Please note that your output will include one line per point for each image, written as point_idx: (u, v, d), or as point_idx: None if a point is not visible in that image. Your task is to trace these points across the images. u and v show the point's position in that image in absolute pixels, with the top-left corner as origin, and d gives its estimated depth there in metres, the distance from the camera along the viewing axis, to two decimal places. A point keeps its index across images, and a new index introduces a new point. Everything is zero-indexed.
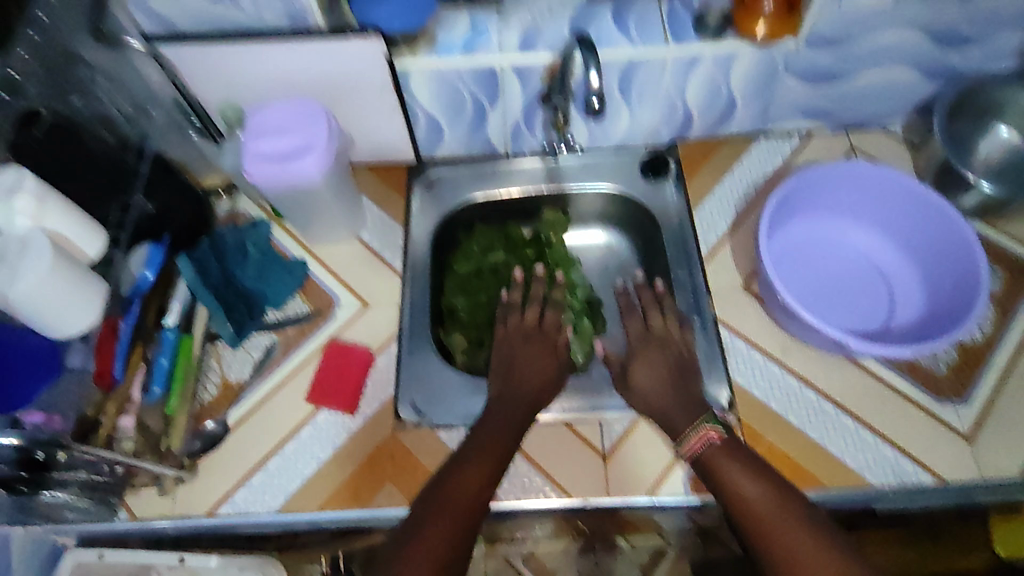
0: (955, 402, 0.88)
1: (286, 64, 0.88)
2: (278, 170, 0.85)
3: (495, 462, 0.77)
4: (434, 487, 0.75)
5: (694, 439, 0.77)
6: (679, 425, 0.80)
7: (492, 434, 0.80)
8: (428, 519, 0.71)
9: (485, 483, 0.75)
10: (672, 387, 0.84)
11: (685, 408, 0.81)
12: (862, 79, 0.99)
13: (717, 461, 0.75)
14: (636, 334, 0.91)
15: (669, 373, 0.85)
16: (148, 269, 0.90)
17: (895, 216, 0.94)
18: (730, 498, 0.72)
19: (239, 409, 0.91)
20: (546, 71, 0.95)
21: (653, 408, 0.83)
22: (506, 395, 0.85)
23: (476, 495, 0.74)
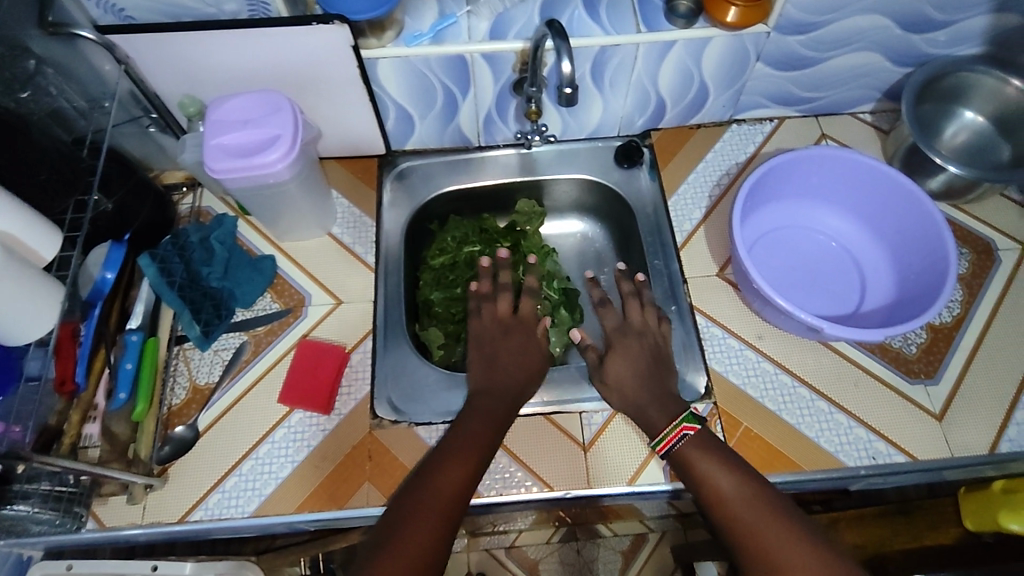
0: (925, 382, 0.90)
1: (248, 54, 0.85)
2: (243, 163, 0.82)
3: (478, 460, 0.77)
4: (414, 487, 0.74)
5: (672, 436, 0.78)
6: (658, 423, 0.81)
7: (474, 431, 0.80)
8: (409, 519, 0.70)
9: (468, 480, 0.75)
10: (648, 381, 0.85)
11: (661, 403, 0.82)
12: (831, 64, 1.00)
13: (692, 456, 0.76)
14: (613, 328, 0.93)
15: (645, 367, 0.86)
16: (108, 269, 0.86)
17: (866, 201, 0.95)
18: (707, 493, 0.73)
19: (211, 411, 0.89)
20: (518, 59, 0.93)
21: (628, 404, 0.84)
22: (488, 391, 0.86)
23: (458, 494, 0.73)
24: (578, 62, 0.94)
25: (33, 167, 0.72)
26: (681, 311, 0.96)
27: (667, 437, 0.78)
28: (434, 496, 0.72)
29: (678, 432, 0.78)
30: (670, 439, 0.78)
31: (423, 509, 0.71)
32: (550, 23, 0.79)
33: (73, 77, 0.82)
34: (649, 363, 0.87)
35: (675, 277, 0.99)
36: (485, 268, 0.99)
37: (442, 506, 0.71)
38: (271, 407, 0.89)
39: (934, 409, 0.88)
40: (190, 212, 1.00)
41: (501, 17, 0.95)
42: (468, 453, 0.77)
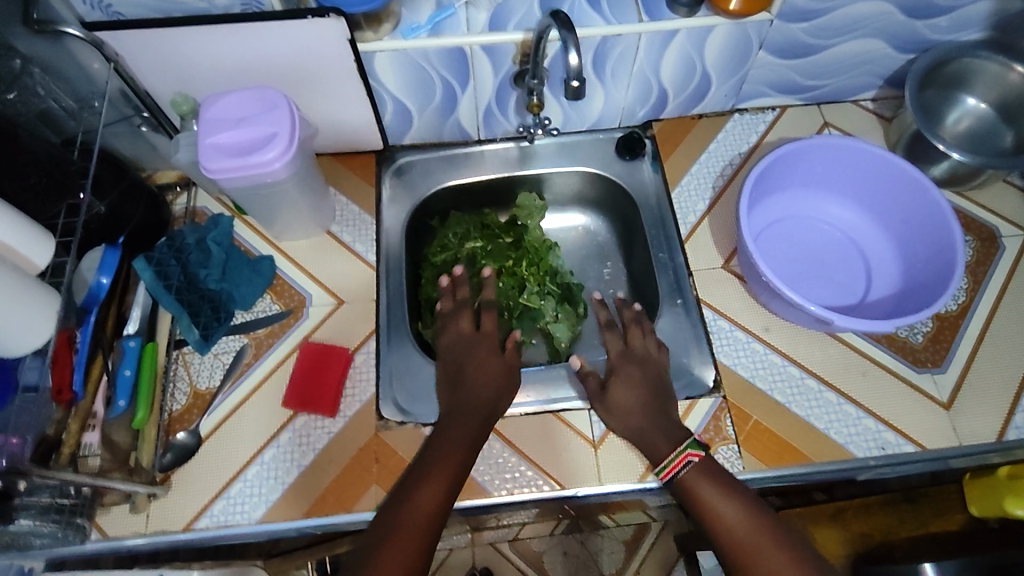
0: (932, 371, 0.89)
1: (241, 49, 0.82)
2: (238, 163, 0.79)
3: (449, 483, 0.74)
4: (386, 518, 0.71)
5: (677, 462, 0.77)
6: (661, 451, 0.79)
7: (446, 453, 0.77)
8: (378, 553, 0.67)
9: (439, 506, 0.72)
10: (650, 409, 0.83)
11: (665, 430, 0.81)
12: (834, 52, 0.99)
13: (695, 484, 0.75)
14: (616, 353, 0.91)
15: (646, 392, 0.85)
16: (103, 274, 0.84)
17: (870, 189, 0.94)
18: (710, 522, 0.72)
19: (212, 416, 0.87)
20: (518, 50, 0.91)
21: (629, 429, 0.83)
22: (460, 410, 0.83)
23: (429, 522, 0.70)
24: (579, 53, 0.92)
25: (22, 170, 0.70)
26: (687, 304, 0.95)
27: (671, 464, 0.77)
28: (404, 527, 0.69)
29: (682, 459, 0.77)
30: (671, 468, 0.77)
31: (393, 541, 0.68)
32: (554, 14, 0.77)
33: (60, 77, 0.80)
34: (652, 389, 0.85)
35: (680, 270, 0.98)
36: (447, 288, 0.98)
37: (411, 537, 0.69)
38: (274, 411, 0.88)
39: (942, 398, 0.87)
40: (184, 213, 0.98)
41: (500, 8, 0.93)
42: (438, 478, 0.74)
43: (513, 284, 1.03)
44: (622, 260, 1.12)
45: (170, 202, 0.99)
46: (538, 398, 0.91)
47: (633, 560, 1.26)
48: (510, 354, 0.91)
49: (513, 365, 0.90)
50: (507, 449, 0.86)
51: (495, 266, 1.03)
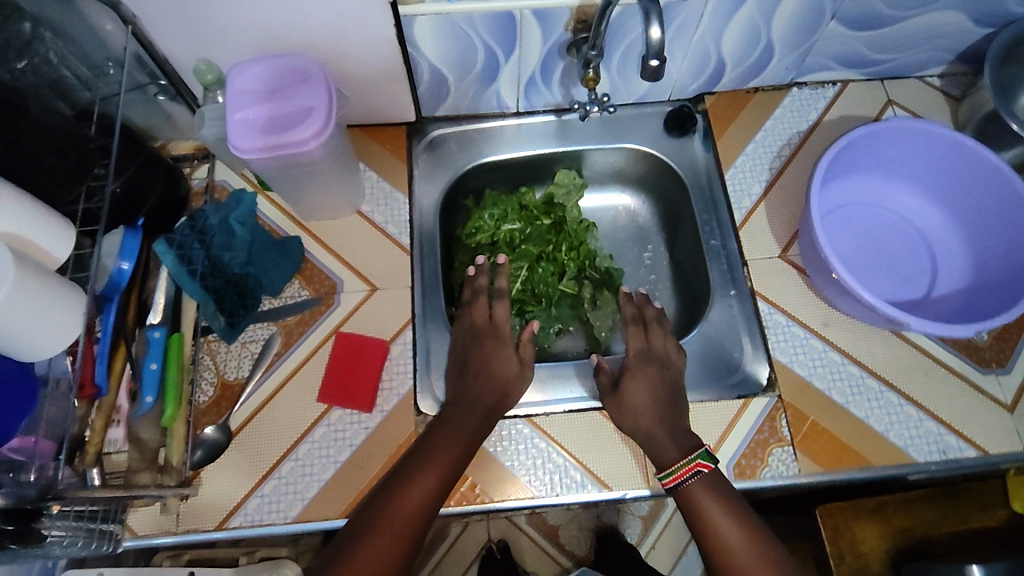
0: (997, 371, 0.85)
1: (271, 11, 0.74)
2: (271, 143, 0.71)
3: (439, 482, 0.73)
4: (369, 510, 0.71)
5: (683, 471, 0.75)
6: (668, 456, 0.77)
7: (441, 448, 0.75)
8: (356, 552, 0.67)
9: (425, 506, 0.71)
10: (664, 410, 0.81)
11: (676, 439, 0.78)
12: (910, 24, 0.91)
13: (700, 498, 0.74)
14: (634, 350, 0.88)
15: (661, 395, 0.82)
16: (124, 260, 0.77)
17: (941, 177, 0.88)
18: (709, 538, 0.73)
19: (243, 409, 0.83)
20: (572, 16, 0.82)
21: (638, 433, 0.80)
22: (462, 402, 0.80)
23: (410, 523, 0.70)
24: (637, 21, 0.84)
25: (38, 150, 0.62)
26: (740, 295, 0.90)
27: (679, 471, 0.76)
28: (386, 524, 0.69)
29: (692, 468, 0.75)
30: (677, 476, 0.75)
31: (374, 537, 0.68)
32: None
33: (71, 40, 0.72)
34: (668, 392, 0.83)
35: (733, 259, 0.92)
36: (469, 279, 0.94)
37: (392, 537, 0.68)
38: (307, 405, 0.83)
39: (1005, 400, 0.84)
40: (204, 188, 0.92)
41: None
42: (429, 475, 0.73)
43: (553, 268, 0.98)
44: (664, 243, 1.06)
45: (188, 175, 0.92)
46: (581, 395, 0.88)
47: (649, 534, 1.15)
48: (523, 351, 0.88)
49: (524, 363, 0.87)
50: (552, 448, 0.83)
51: (534, 250, 0.98)
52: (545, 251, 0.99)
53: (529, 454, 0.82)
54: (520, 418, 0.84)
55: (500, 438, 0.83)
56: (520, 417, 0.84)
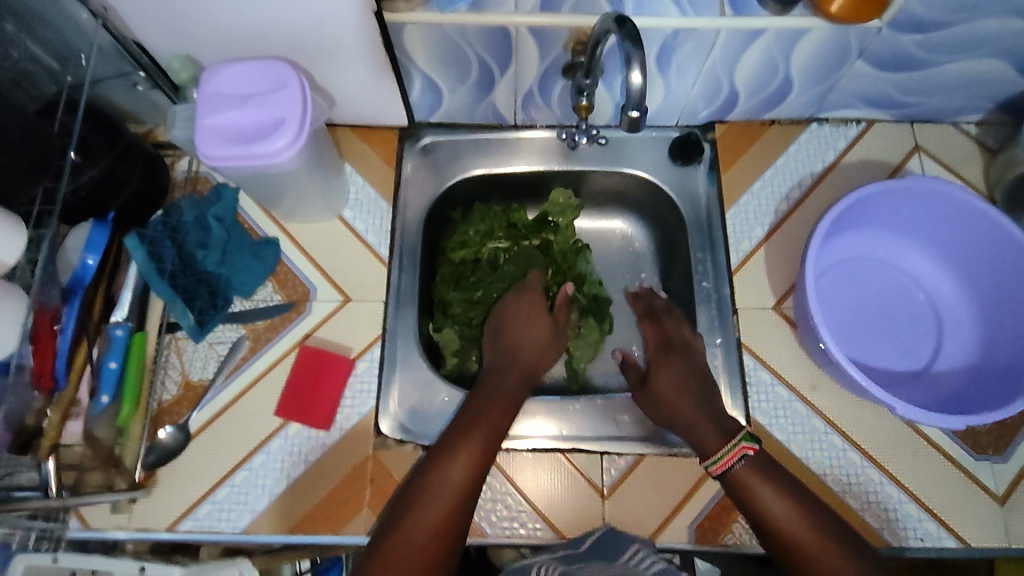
0: (992, 458, 0.80)
1: (250, 13, 0.71)
2: (240, 153, 0.69)
3: (484, 452, 0.72)
4: (416, 484, 0.70)
5: (729, 457, 0.72)
6: (711, 444, 0.74)
7: (482, 419, 0.74)
8: (408, 527, 0.67)
9: (472, 477, 0.70)
10: (695, 396, 0.78)
11: (716, 425, 0.75)
12: (945, 69, 0.83)
13: (750, 482, 0.71)
14: (654, 342, 0.85)
15: (691, 381, 0.79)
16: (89, 254, 0.77)
17: (958, 243, 0.81)
18: (761, 520, 0.70)
19: (202, 412, 0.82)
20: (571, 36, 0.77)
21: (677, 417, 0.78)
22: (503, 374, 0.80)
23: (459, 495, 0.69)
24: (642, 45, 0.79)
25: None
26: (725, 346, 0.86)
27: (725, 457, 0.72)
28: (434, 497, 0.69)
29: (736, 453, 0.72)
30: (726, 461, 0.72)
31: (423, 511, 0.68)
32: (619, 18, 0.61)
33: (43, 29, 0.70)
34: (695, 382, 0.79)
35: (722, 305, 0.88)
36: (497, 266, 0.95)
37: (444, 511, 0.68)
38: (265, 415, 0.82)
39: (997, 491, 0.79)
40: (185, 180, 0.90)
41: None
42: (472, 445, 0.71)
43: None
44: (657, 273, 1.01)
45: (170, 166, 0.91)
46: (551, 430, 0.84)
47: None
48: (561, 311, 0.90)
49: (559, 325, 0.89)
50: (510, 489, 0.81)
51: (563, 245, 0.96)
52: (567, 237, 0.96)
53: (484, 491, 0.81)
54: None
55: None
56: None
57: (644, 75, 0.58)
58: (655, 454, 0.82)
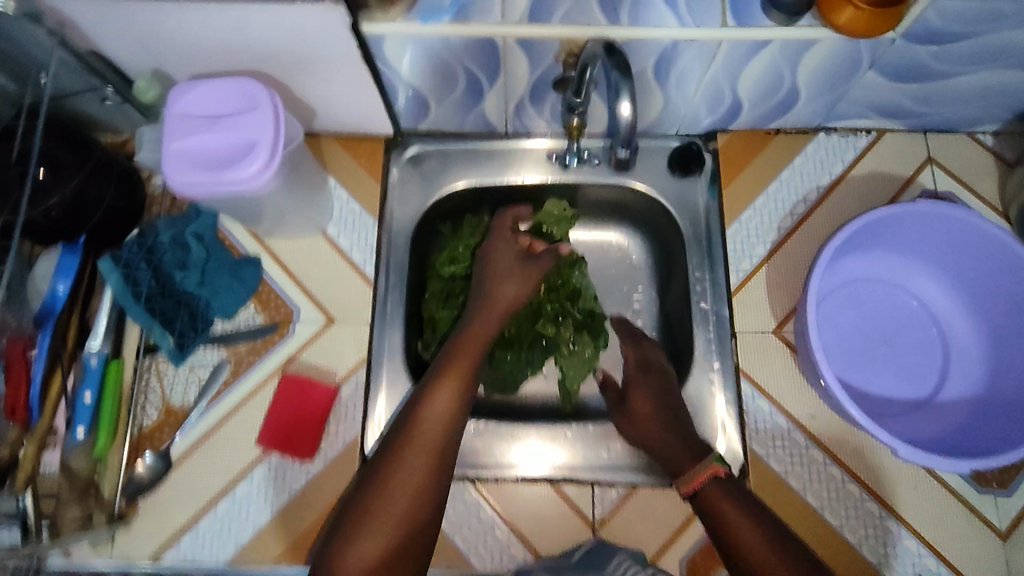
0: (997, 491, 0.78)
1: (216, 27, 0.66)
2: (210, 181, 0.65)
3: (466, 382, 0.69)
4: (401, 419, 0.68)
5: (699, 475, 0.70)
6: (682, 464, 0.73)
7: (464, 346, 0.71)
8: (398, 460, 0.65)
9: (456, 408, 0.68)
10: (667, 426, 0.76)
11: (690, 447, 0.74)
12: (963, 80, 0.78)
13: (718, 503, 0.68)
14: (634, 362, 0.84)
15: (666, 406, 0.78)
16: (59, 280, 0.76)
17: (970, 267, 0.78)
18: (730, 543, 0.66)
19: (184, 439, 0.80)
20: (563, 49, 0.72)
21: (657, 446, 0.76)
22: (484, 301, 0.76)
23: (445, 427, 0.67)
24: (638, 55, 0.73)
25: None
26: (722, 372, 0.83)
27: (695, 475, 0.71)
28: (420, 430, 0.66)
29: (707, 473, 0.70)
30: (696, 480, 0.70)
31: (411, 444, 0.66)
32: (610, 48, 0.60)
33: None
34: (671, 403, 0.78)
35: (721, 328, 0.84)
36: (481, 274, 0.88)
37: (431, 444, 0.66)
38: (245, 444, 0.80)
39: (1000, 526, 0.77)
40: (163, 194, 0.87)
41: None
42: (452, 375, 0.69)
43: (526, 313, 0.89)
44: (654, 288, 0.97)
45: (146, 181, 0.87)
46: (540, 458, 0.82)
47: None
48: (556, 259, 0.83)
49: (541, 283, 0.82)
50: (500, 522, 0.80)
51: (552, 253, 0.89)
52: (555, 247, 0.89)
53: (472, 522, 0.80)
54: (467, 481, 0.81)
55: None
56: (466, 481, 0.81)
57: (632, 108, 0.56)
58: (648, 486, 0.80)
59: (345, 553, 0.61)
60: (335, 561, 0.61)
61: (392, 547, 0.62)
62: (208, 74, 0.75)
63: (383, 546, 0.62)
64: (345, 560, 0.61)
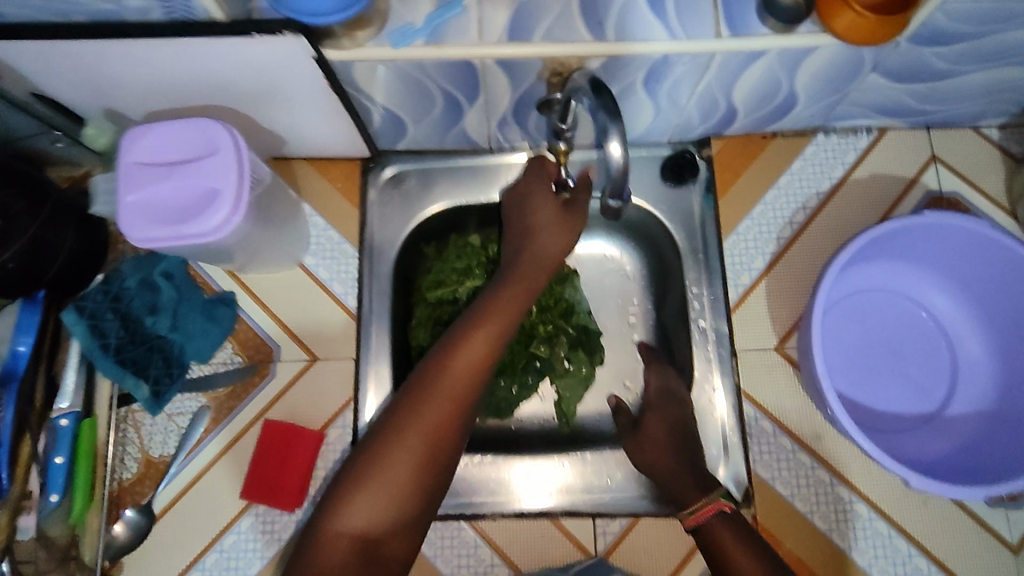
0: (1007, 505, 0.76)
1: (164, 64, 0.60)
2: (167, 235, 0.60)
3: (494, 343, 0.64)
4: (421, 371, 0.62)
5: (704, 509, 0.67)
6: (688, 494, 0.70)
7: (498, 305, 0.65)
8: (414, 415, 0.59)
9: (482, 368, 0.62)
10: (676, 453, 0.73)
11: (698, 476, 0.71)
12: (972, 78, 0.73)
13: (723, 537, 0.64)
14: (654, 388, 0.80)
15: (677, 435, 0.75)
16: (19, 340, 0.72)
17: (979, 276, 0.75)
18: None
19: (166, 491, 0.77)
20: (544, 68, 0.66)
21: (661, 470, 0.73)
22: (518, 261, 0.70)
23: (469, 388, 0.61)
24: (627, 70, 0.67)
25: None
26: (724, 392, 0.80)
27: (700, 509, 0.67)
28: (440, 386, 0.60)
29: (713, 507, 0.67)
30: (699, 515, 0.67)
31: (430, 400, 0.60)
32: (594, 84, 0.58)
33: None
34: (683, 434, 0.75)
35: (721, 347, 0.81)
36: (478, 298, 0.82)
37: (452, 403, 0.60)
38: (231, 494, 0.77)
39: (1010, 540, 0.75)
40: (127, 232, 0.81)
41: None
42: (480, 335, 0.63)
43: (519, 335, 0.83)
44: (650, 300, 0.90)
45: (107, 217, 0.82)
46: (540, 488, 0.80)
47: None
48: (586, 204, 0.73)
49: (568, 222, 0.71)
50: (500, 562, 0.77)
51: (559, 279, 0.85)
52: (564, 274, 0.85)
53: (471, 563, 0.77)
54: (464, 521, 0.78)
55: (438, 542, 0.78)
56: (464, 520, 0.78)
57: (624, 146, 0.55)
58: (650, 516, 0.78)
59: (348, 503, 0.57)
60: (336, 510, 0.57)
61: (398, 504, 0.58)
62: (163, 110, 0.69)
63: (388, 503, 0.58)
64: (347, 511, 0.57)
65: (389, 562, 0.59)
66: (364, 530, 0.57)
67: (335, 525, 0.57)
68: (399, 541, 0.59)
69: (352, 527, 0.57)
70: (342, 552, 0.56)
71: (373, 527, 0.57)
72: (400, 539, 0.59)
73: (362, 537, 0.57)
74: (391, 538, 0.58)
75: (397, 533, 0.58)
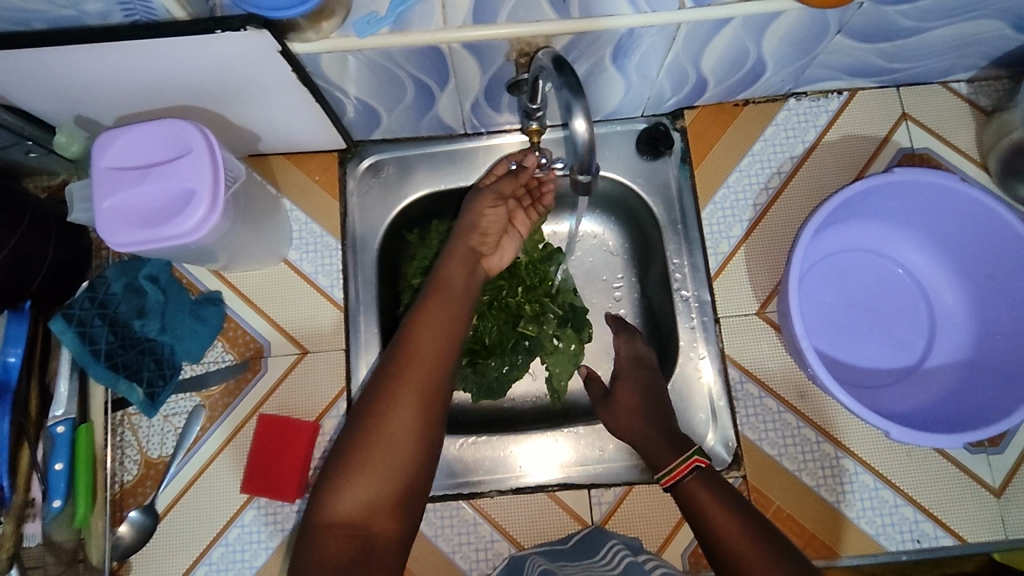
0: (988, 451, 0.79)
1: (131, 67, 0.60)
2: (142, 238, 0.61)
3: (450, 319, 0.66)
4: (386, 360, 0.64)
5: (679, 470, 0.69)
6: (664, 458, 0.71)
7: (443, 287, 0.68)
8: (383, 401, 0.61)
9: (443, 343, 0.65)
10: (654, 420, 0.74)
11: (671, 441, 0.72)
12: (939, 34, 0.74)
13: (700, 495, 0.66)
14: (626, 354, 0.82)
15: (651, 403, 0.76)
16: (9, 350, 0.73)
17: (952, 231, 0.77)
18: (709, 538, 0.63)
19: (168, 491, 0.78)
20: (512, 50, 0.67)
21: (635, 433, 0.75)
22: (462, 243, 0.72)
23: (434, 364, 0.63)
24: (595, 46, 0.67)
25: None
26: (709, 358, 0.81)
27: (677, 468, 0.69)
28: (408, 370, 0.62)
29: (688, 465, 0.68)
30: (675, 475, 0.69)
31: (401, 385, 0.61)
32: (556, 60, 0.58)
33: None
34: (656, 401, 0.76)
35: (704, 315, 0.83)
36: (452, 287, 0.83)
37: (417, 382, 0.62)
38: (232, 489, 0.78)
39: (993, 484, 0.78)
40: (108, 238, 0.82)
41: None
42: (433, 316, 0.66)
43: (506, 316, 0.84)
44: (634, 274, 0.91)
45: None
46: (537, 463, 0.82)
47: None
48: (501, 186, 0.75)
49: (485, 203, 0.74)
50: (501, 538, 0.79)
51: (532, 255, 0.85)
52: (541, 253, 0.86)
53: (471, 540, 0.79)
54: (462, 500, 0.80)
55: (439, 524, 0.79)
56: (462, 500, 0.80)
57: (587, 123, 0.56)
58: (643, 483, 0.80)
59: (336, 494, 0.58)
60: (325, 503, 0.58)
61: (385, 489, 0.59)
62: (136, 113, 0.69)
63: (373, 486, 0.59)
64: (336, 502, 0.58)
65: (389, 547, 0.58)
66: (355, 517, 0.58)
67: (326, 518, 0.58)
68: (393, 524, 0.59)
69: (341, 518, 0.58)
70: (337, 542, 0.57)
71: (361, 512, 0.58)
72: (394, 521, 0.59)
73: (354, 524, 0.57)
74: (382, 520, 0.58)
75: (389, 515, 0.59)
